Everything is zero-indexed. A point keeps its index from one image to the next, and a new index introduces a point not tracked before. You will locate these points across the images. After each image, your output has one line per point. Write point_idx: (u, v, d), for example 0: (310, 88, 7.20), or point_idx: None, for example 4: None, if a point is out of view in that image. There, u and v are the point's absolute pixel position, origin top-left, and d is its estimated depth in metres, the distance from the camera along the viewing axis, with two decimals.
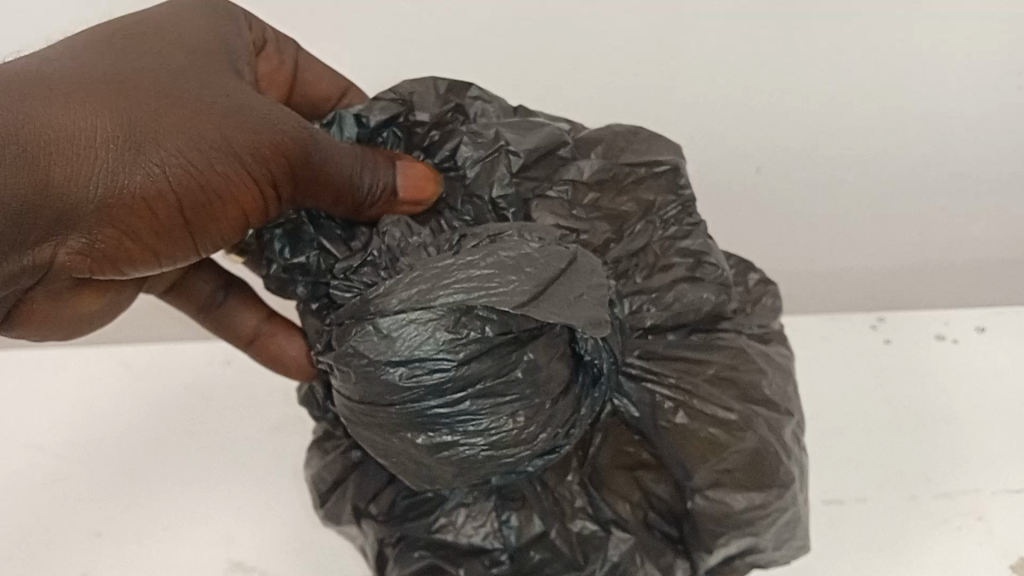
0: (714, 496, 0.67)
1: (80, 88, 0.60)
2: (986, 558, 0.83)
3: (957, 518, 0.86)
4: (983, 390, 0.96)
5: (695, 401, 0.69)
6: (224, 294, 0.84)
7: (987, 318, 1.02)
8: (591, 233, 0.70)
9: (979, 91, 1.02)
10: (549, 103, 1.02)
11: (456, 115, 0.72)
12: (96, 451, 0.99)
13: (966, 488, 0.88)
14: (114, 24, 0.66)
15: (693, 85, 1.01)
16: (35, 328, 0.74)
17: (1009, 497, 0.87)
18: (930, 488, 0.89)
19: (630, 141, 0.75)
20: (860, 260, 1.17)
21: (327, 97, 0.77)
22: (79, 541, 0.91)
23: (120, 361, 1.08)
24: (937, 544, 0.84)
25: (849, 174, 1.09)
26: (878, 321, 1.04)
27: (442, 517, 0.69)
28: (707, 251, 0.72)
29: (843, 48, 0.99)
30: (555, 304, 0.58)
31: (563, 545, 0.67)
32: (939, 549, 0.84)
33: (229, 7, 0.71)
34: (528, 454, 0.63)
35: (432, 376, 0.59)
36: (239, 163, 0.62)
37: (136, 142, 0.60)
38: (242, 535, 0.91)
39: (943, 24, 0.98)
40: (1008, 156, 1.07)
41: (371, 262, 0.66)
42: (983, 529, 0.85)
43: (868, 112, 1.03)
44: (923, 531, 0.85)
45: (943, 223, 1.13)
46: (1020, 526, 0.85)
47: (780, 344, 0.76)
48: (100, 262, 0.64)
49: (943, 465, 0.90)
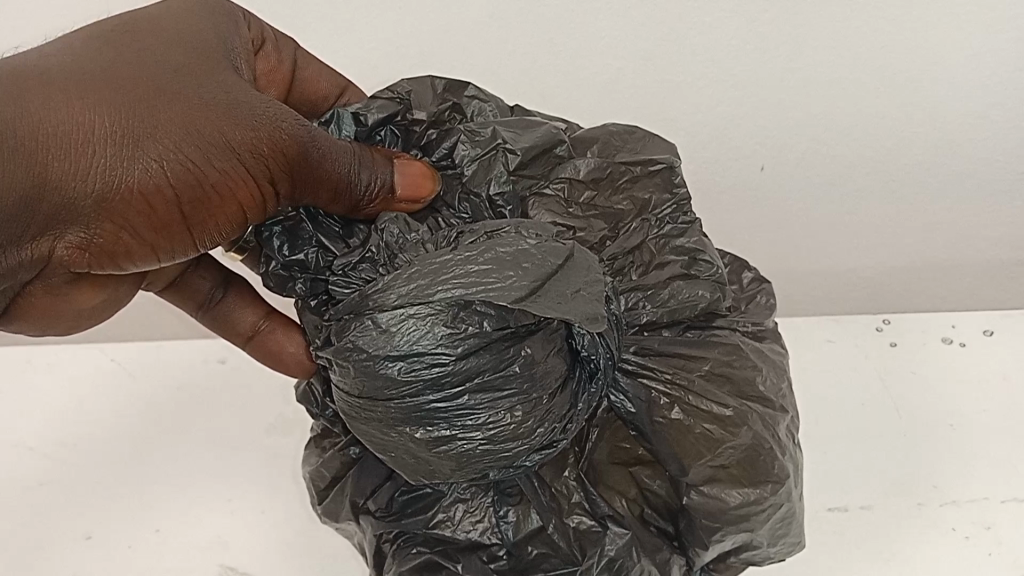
0: (709, 492, 0.68)
1: (78, 83, 0.61)
2: (997, 568, 0.82)
3: (964, 527, 0.85)
4: (992, 393, 0.97)
5: (690, 397, 0.69)
6: (223, 290, 0.85)
7: (994, 322, 1.05)
8: (587, 230, 0.70)
9: (990, 88, 1.03)
10: (548, 102, 1.03)
11: (453, 114, 0.73)
12: (88, 452, 1.01)
13: (973, 496, 0.88)
14: (114, 20, 0.67)
15: (696, 82, 1.02)
16: (34, 321, 0.75)
17: (1018, 506, 0.87)
18: (937, 496, 0.88)
19: (625, 140, 0.76)
20: (865, 260, 1.18)
21: (325, 96, 0.78)
22: (68, 543, 0.92)
23: (113, 360, 1.11)
24: (942, 554, 0.84)
25: (854, 173, 1.09)
26: (883, 324, 1.06)
27: (440, 513, 0.70)
28: (702, 248, 0.72)
29: (854, 46, 1.00)
30: (552, 300, 0.59)
31: (561, 540, 0.68)
32: (943, 560, 0.83)
33: (229, 8, 0.71)
34: (525, 449, 0.63)
35: (431, 371, 0.60)
36: (237, 160, 0.63)
37: (135, 137, 0.61)
38: (237, 542, 0.91)
39: (953, 22, 0.98)
40: (1017, 155, 1.08)
41: (370, 258, 0.66)
42: (991, 539, 0.84)
43: (872, 111, 1.04)
44: (928, 540, 0.85)
45: (948, 224, 1.14)
46: None
47: (775, 342, 0.76)
48: (99, 257, 0.65)
49: (952, 475, 0.90)
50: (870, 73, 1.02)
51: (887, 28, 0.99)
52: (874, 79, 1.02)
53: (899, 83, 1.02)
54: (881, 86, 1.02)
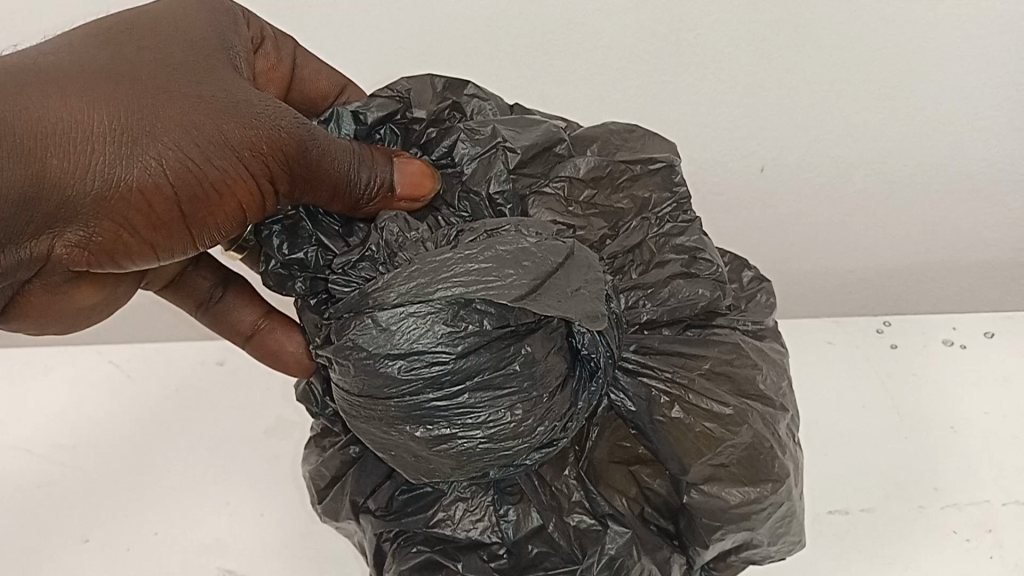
0: (709, 490, 0.68)
1: (77, 81, 0.61)
2: (997, 570, 0.82)
3: (965, 531, 0.85)
4: (992, 395, 0.97)
5: (691, 396, 0.69)
6: (223, 289, 0.85)
7: (995, 324, 1.05)
8: (587, 229, 0.70)
9: (991, 90, 1.03)
10: (547, 102, 1.03)
11: (453, 112, 0.73)
12: (87, 454, 1.01)
13: (974, 499, 0.88)
14: (112, 18, 0.67)
15: (696, 83, 1.02)
16: (33, 320, 0.74)
17: (1019, 508, 0.87)
18: (938, 498, 0.88)
19: (625, 139, 0.75)
20: (865, 261, 1.18)
21: (325, 95, 0.78)
22: (66, 545, 0.91)
23: (111, 362, 1.11)
24: (942, 556, 0.84)
25: (854, 175, 1.09)
26: (884, 326, 1.06)
27: (440, 511, 0.70)
28: (703, 247, 0.72)
29: (854, 47, 1.00)
30: (553, 297, 0.59)
31: (561, 538, 0.68)
32: (944, 563, 0.83)
33: (228, 6, 0.71)
34: (526, 448, 0.63)
35: (431, 369, 0.60)
36: (236, 158, 0.63)
37: (134, 135, 0.61)
38: (236, 544, 0.90)
39: (953, 23, 0.98)
40: (1017, 156, 1.08)
41: (369, 256, 0.66)
42: (993, 542, 0.84)
43: (873, 112, 1.04)
44: (928, 543, 0.85)
45: (949, 225, 1.14)
46: None
47: (774, 340, 0.76)
48: (98, 255, 0.65)
49: (952, 477, 0.90)
50: (870, 74, 1.02)
51: (888, 29, 0.99)
52: (874, 81, 1.02)
53: (899, 84, 1.02)
54: (881, 88, 1.03)
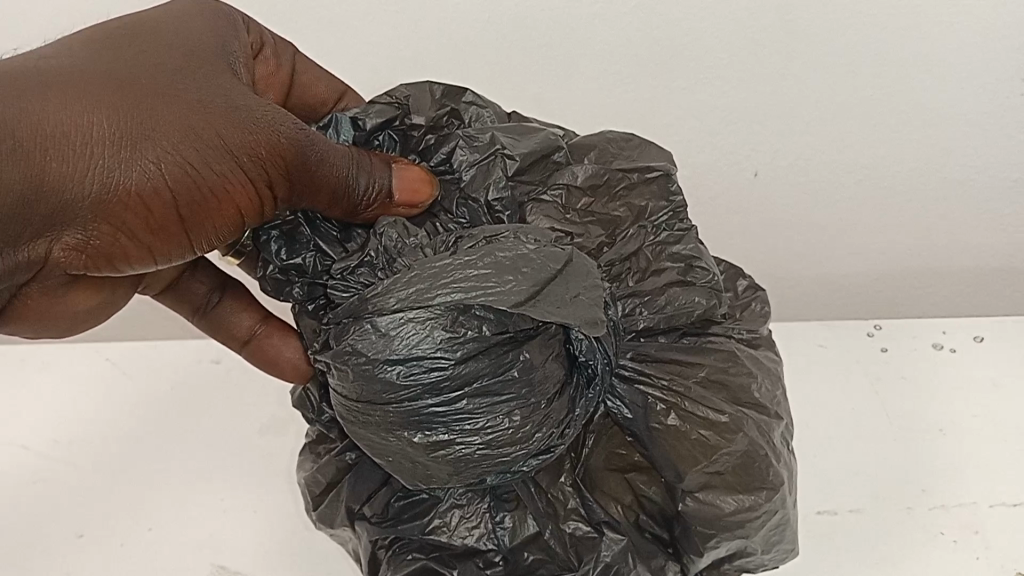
0: (704, 498, 0.68)
1: (77, 85, 0.61)
2: (985, 571, 0.82)
3: (954, 532, 0.86)
4: (983, 399, 0.98)
5: (686, 403, 0.69)
6: (220, 294, 0.85)
7: (984, 328, 1.05)
8: (584, 237, 0.70)
9: (981, 97, 1.04)
10: (544, 105, 1.04)
11: (451, 119, 0.73)
12: (81, 450, 1.00)
13: (963, 501, 0.88)
14: (113, 24, 0.67)
15: (691, 88, 1.03)
16: (30, 323, 0.74)
17: (1007, 510, 0.87)
18: (926, 500, 0.89)
19: (621, 147, 0.76)
20: (858, 266, 1.19)
21: (324, 101, 0.78)
22: (60, 541, 0.91)
23: (107, 359, 1.10)
24: (931, 557, 0.84)
25: (846, 180, 1.10)
26: (875, 330, 1.07)
27: (436, 518, 0.70)
28: (698, 255, 0.72)
29: (847, 53, 1.01)
30: (551, 304, 0.59)
31: (557, 546, 0.69)
32: (933, 563, 0.83)
33: (229, 13, 0.71)
34: (523, 454, 0.63)
35: (429, 375, 0.60)
36: (234, 163, 0.63)
37: (133, 140, 0.61)
38: (229, 540, 0.90)
39: (946, 30, 0.99)
40: (1009, 163, 1.09)
41: (368, 262, 0.66)
42: (980, 544, 0.84)
43: (865, 119, 1.05)
44: (917, 543, 0.85)
45: (941, 231, 1.15)
46: (1016, 540, 0.84)
47: (768, 349, 0.77)
48: (96, 259, 0.65)
49: (941, 479, 0.91)
50: (863, 81, 1.02)
51: (880, 36, 1.00)
52: (867, 87, 1.03)
53: (892, 90, 1.03)
54: (874, 94, 1.03)
